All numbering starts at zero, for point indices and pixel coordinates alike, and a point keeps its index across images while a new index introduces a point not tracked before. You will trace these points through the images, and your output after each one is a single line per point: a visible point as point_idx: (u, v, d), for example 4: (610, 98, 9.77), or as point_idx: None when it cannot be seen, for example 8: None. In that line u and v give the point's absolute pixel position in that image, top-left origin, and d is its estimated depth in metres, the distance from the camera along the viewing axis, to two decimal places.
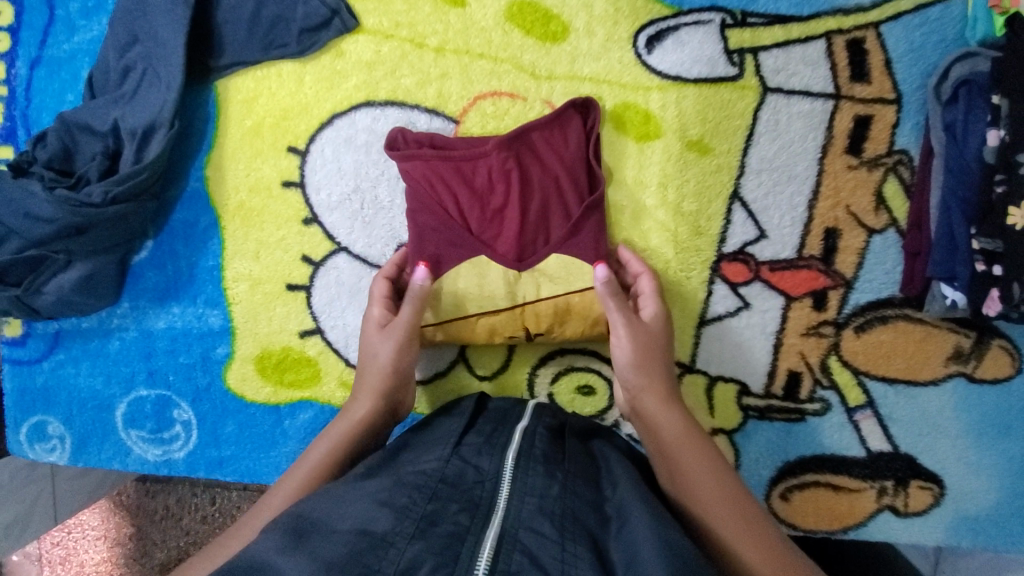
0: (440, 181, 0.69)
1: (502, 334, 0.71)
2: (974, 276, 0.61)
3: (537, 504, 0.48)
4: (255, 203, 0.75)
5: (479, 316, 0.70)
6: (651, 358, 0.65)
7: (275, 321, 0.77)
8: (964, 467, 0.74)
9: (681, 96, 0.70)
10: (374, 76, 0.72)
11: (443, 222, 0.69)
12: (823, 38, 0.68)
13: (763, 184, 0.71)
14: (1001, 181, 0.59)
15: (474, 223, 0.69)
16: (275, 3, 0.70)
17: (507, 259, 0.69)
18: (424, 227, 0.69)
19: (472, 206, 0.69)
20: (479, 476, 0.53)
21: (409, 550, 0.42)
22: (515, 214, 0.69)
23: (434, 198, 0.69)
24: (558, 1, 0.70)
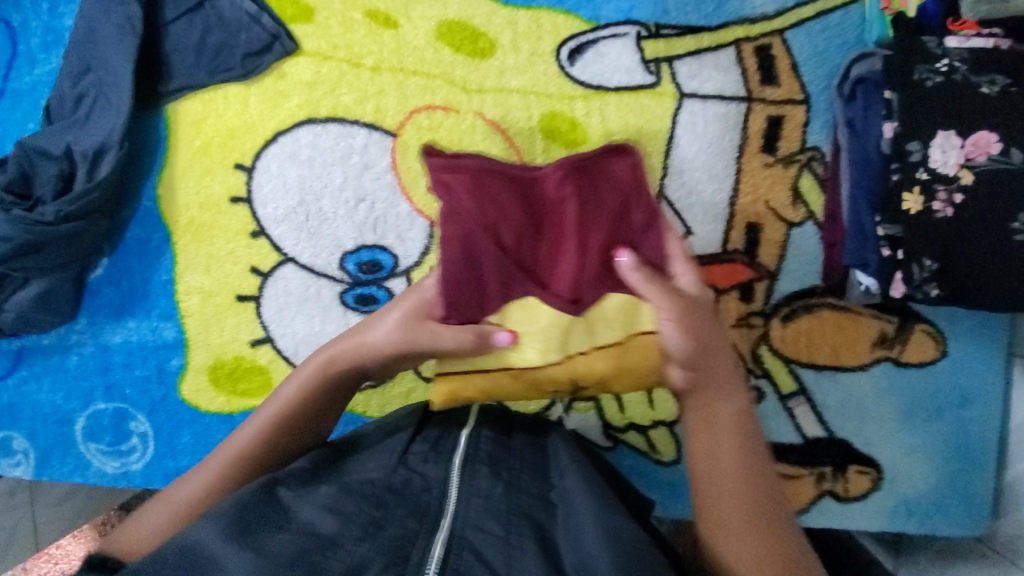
0: (485, 196, 0.53)
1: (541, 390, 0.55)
2: (881, 261, 0.64)
3: (484, 504, 0.49)
4: (205, 219, 0.79)
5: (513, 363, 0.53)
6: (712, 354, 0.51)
7: (227, 331, 0.80)
8: (898, 450, 0.75)
9: (604, 104, 0.74)
10: (315, 95, 0.77)
11: (479, 250, 0.52)
12: (732, 46, 0.73)
13: (686, 183, 0.74)
14: (896, 170, 0.62)
15: (513, 250, 0.53)
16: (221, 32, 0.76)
17: (559, 300, 0.52)
18: (450, 256, 0.52)
19: (511, 228, 0.53)
20: (425, 484, 0.52)
21: (358, 551, 0.43)
22: (572, 249, 0.53)
23: (468, 214, 0.52)
24: (484, 21, 0.75)
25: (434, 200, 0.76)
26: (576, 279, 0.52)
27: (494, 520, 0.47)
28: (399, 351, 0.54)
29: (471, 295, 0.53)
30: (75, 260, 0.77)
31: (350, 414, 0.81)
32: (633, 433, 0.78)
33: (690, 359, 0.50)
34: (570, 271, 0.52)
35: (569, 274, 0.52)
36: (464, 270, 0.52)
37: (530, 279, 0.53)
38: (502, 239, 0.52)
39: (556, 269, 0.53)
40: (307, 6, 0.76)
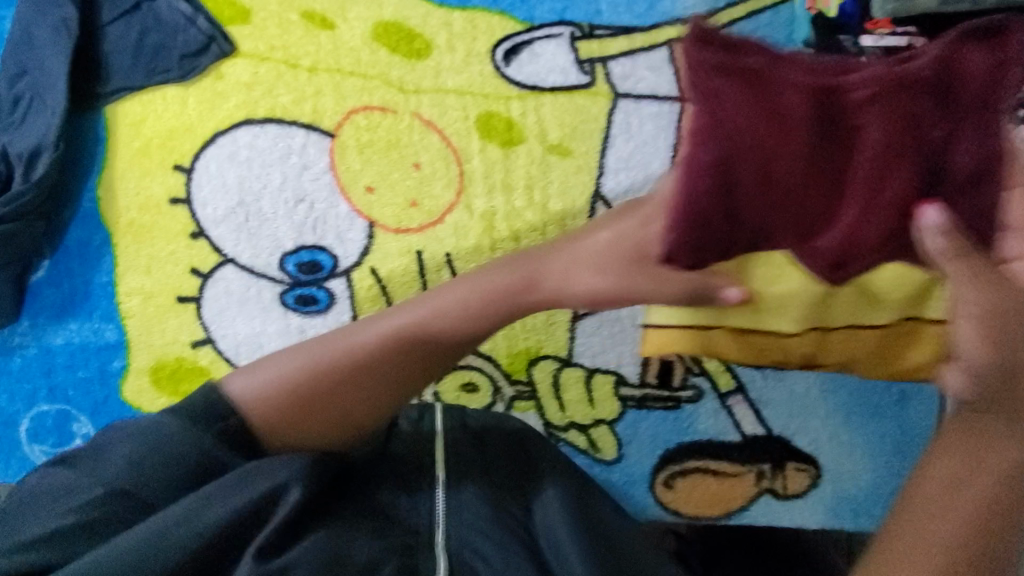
0: (738, 135, 0.51)
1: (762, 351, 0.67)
2: None
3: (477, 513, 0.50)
4: (145, 220, 0.79)
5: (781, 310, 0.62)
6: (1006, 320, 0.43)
7: (168, 332, 0.79)
8: (836, 447, 0.74)
9: (540, 104, 0.75)
10: (253, 95, 0.77)
11: (818, 193, 0.52)
12: (664, 46, 0.73)
13: (622, 183, 0.74)
14: None
15: (738, 203, 0.53)
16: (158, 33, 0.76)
17: (822, 266, 0.55)
18: (733, 184, 0.52)
19: (793, 176, 0.52)
20: (412, 505, 0.50)
21: (371, 549, 0.45)
22: (864, 191, 0.51)
23: (817, 160, 0.51)
24: (419, 22, 0.75)
25: (373, 200, 0.77)
26: (871, 244, 0.52)
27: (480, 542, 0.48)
28: (671, 264, 0.55)
29: (767, 222, 0.54)
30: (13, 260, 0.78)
31: None
32: (574, 432, 0.77)
33: (989, 371, 0.43)
34: (847, 245, 0.53)
35: (845, 235, 0.52)
36: (770, 207, 0.53)
37: (788, 230, 0.54)
38: (754, 182, 0.52)
39: (833, 220, 0.53)
40: (244, 7, 0.77)
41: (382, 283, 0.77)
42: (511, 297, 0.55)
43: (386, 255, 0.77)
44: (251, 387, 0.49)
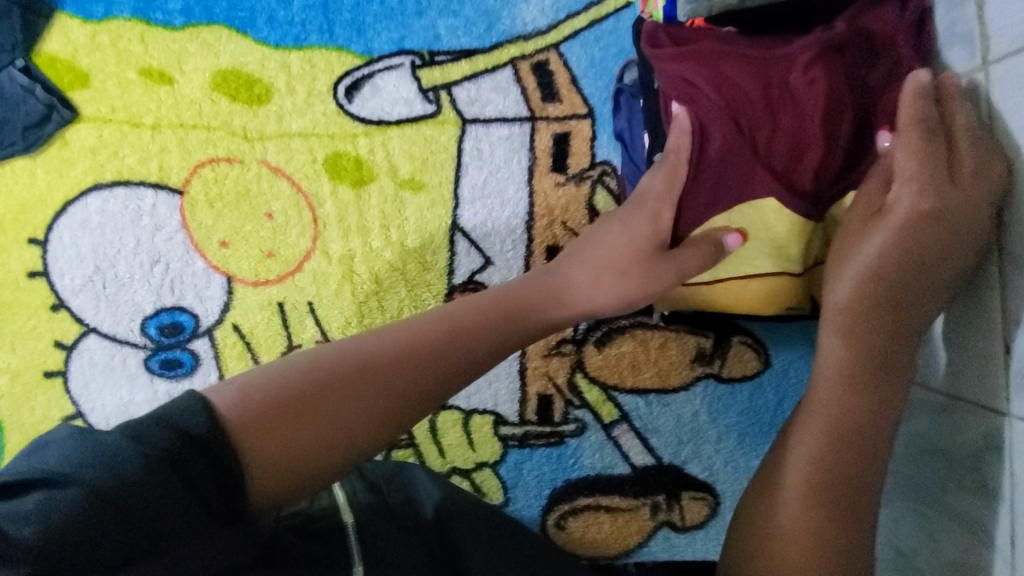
0: (727, 83, 0.53)
1: (778, 303, 0.60)
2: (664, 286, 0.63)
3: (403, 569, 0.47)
4: (4, 297, 0.76)
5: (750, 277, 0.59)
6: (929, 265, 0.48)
7: (38, 410, 0.77)
8: (732, 471, 0.70)
9: (388, 139, 0.71)
10: (99, 159, 0.74)
11: (789, 118, 0.52)
12: (509, 66, 0.69)
13: (479, 212, 0.71)
14: None
15: (712, 147, 0.55)
16: None
17: (802, 199, 0.53)
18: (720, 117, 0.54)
19: (767, 110, 0.52)
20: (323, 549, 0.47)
21: None
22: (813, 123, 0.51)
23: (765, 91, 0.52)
24: (257, 66, 0.72)
25: (228, 254, 0.74)
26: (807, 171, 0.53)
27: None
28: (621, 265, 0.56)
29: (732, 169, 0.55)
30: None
31: None
32: (458, 477, 0.73)
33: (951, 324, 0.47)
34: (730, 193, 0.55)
35: (814, 172, 0.52)
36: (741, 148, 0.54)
37: (744, 176, 0.54)
38: (710, 126, 0.54)
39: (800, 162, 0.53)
40: (82, 70, 0.74)
41: (246, 339, 0.74)
42: (529, 323, 0.53)
43: (247, 310, 0.74)
44: (238, 384, 0.40)
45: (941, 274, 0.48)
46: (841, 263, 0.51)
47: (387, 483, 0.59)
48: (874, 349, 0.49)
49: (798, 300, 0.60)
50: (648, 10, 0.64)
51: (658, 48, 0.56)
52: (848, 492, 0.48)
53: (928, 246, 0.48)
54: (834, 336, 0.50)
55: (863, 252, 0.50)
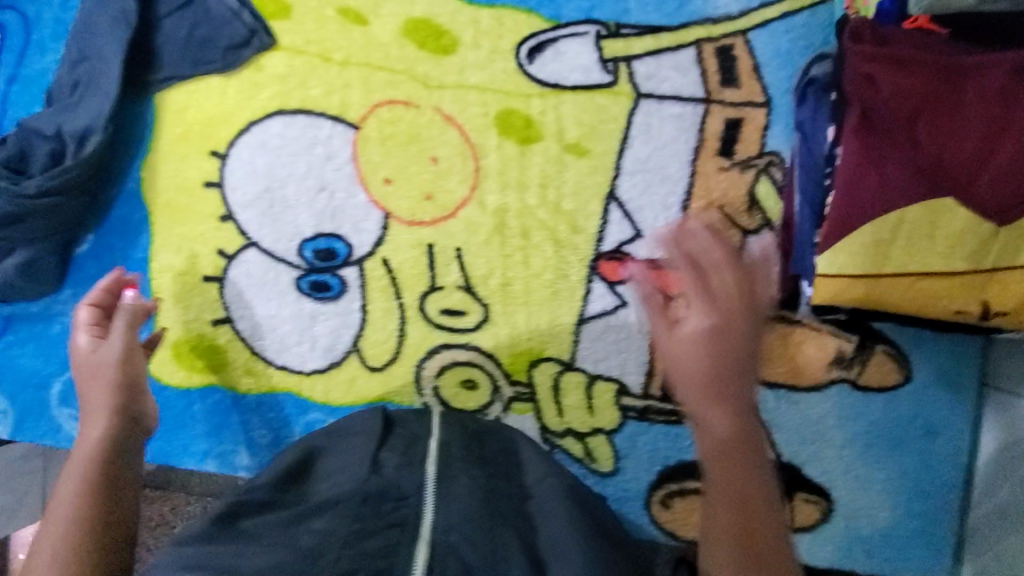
0: (919, 85, 0.53)
1: (940, 308, 0.55)
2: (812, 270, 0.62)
3: (461, 508, 0.55)
4: (180, 202, 0.83)
5: (917, 277, 0.55)
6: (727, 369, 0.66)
7: (192, 310, 0.83)
8: (853, 481, 0.69)
9: (560, 103, 0.74)
10: (287, 87, 0.80)
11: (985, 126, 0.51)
12: (693, 46, 0.71)
13: (637, 185, 0.72)
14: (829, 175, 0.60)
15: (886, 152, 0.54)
16: (207, 27, 0.81)
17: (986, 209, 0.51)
18: (907, 118, 0.53)
19: (927, 113, 0.52)
20: (400, 494, 0.56)
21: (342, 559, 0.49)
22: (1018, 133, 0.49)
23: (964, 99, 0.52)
24: (448, 19, 0.77)
25: (389, 192, 0.78)
26: (989, 181, 0.51)
27: (454, 525, 0.53)
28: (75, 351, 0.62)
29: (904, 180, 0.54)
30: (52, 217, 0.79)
31: (297, 398, 0.81)
32: (570, 439, 0.75)
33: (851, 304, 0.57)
34: (878, 199, 0.54)
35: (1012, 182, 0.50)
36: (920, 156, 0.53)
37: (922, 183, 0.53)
38: (878, 126, 0.54)
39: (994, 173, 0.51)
40: (287, 4, 0.80)
41: (393, 275, 0.78)
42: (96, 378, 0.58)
43: (398, 247, 0.78)
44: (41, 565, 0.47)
45: (737, 342, 0.68)
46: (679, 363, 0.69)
47: (484, 433, 0.70)
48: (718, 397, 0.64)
49: (961, 306, 0.55)
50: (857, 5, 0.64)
51: (857, 42, 0.55)
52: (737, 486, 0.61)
53: (705, 351, 0.67)
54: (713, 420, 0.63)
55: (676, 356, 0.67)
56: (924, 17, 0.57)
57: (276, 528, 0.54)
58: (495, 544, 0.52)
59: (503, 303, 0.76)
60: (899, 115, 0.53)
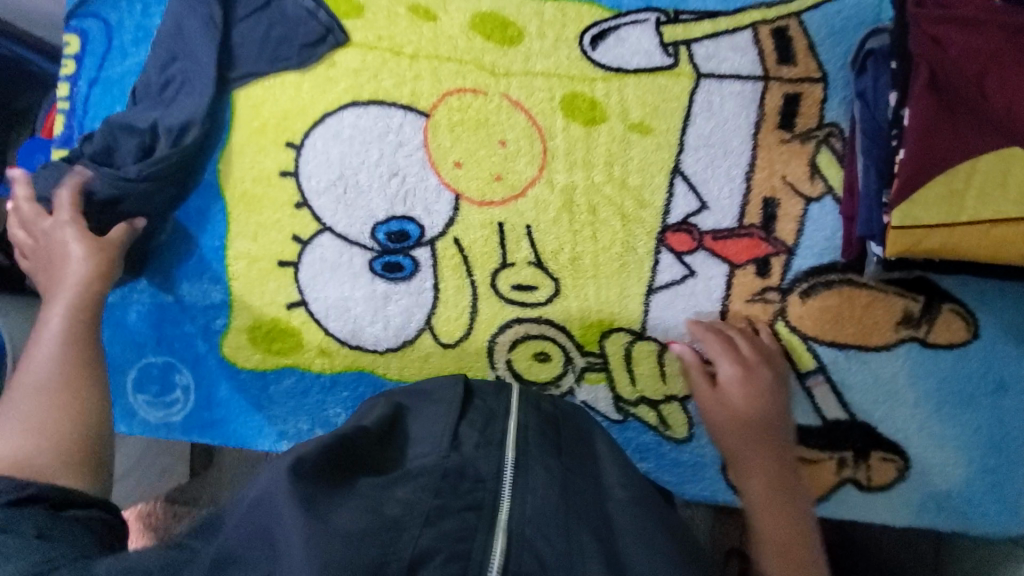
0: (983, 47, 0.57)
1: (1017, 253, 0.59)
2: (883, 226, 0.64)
3: (539, 503, 0.50)
4: (256, 191, 0.87)
5: (991, 223, 0.58)
6: (749, 425, 0.68)
7: (267, 294, 0.86)
8: (927, 439, 0.70)
9: (624, 85, 0.78)
10: (360, 80, 0.85)
11: None
12: (750, 28, 0.76)
13: (701, 159, 0.76)
14: (895, 136, 0.63)
15: (953, 111, 0.58)
16: (282, 25, 0.85)
17: None
18: (975, 79, 0.57)
19: (993, 70, 0.56)
20: (479, 475, 0.51)
21: (422, 537, 0.45)
22: None
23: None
24: (513, 11, 0.81)
25: (460, 174, 0.82)
26: None
27: (531, 517, 0.49)
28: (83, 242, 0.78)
29: (973, 136, 0.58)
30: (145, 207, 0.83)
31: (371, 375, 0.83)
32: (644, 407, 0.77)
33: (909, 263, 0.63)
34: (940, 158, 0.59)
35: None
36: (984, 113, 0.57)
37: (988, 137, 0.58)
38: (951, 86, 0.58)
39: None
40: (358, 3, 0.85)
41: (464, 253, 0.81)
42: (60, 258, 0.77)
43: (469, 226, 0.81)
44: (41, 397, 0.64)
45: (742, 390, 0.70)
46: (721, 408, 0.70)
47: (562, 418, 0.66)
48: (733, 433, 0.69)
49: None
50: None
51: (920, 9, 0.59)
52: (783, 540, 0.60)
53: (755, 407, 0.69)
54: (752, 475, 0.66)
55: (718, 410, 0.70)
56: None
57: (371, 484, 0.49)
58: (572, 545, 0.47)
59: (573, 277, 0.78)
60: (967, 76, 0.57)
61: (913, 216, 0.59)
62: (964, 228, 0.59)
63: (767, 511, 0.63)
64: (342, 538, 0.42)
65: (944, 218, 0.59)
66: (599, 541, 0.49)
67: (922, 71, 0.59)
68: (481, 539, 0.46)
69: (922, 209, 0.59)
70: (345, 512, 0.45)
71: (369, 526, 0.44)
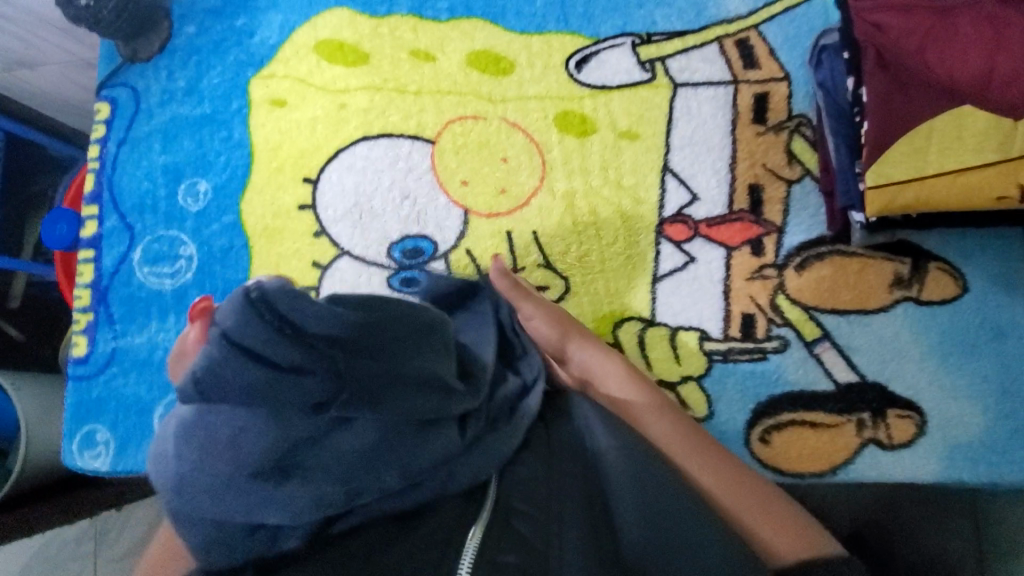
0: (910, 28, 0.65)
1: (983, 197, 0.66)
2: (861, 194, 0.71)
3: (526, 493, 0.52)
4: (277, 225, 0.92)
5: (957, 173, 0.65)
6: (574, 333, 0.76)
7: None
8: (939, 391, 0.73)
9: (609, 100, 0.87)
10: (369, 117, 0.93)
11: (963, 51, 0.63)
12: (716, 42, 0.85)
13: (687, 157, 0.83)
14: (858, 113, 0.71)
15: (903, 80, 0.65)
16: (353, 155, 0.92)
17: (998, 109, 0.62)
18: (909, 56, 0.65)
19: (926, 46, 0.64)
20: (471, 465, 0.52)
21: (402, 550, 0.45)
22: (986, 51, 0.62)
23: (942, 34, 0.64)
24: (504, 47, 0.91)
25: (467, 191, 0.88)
26: (995, 88, 0.62)
27: (522, 497, 0.51)
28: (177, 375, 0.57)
29: (927, 100, 0.65)
30: (237, 449, 0.44)
31: None
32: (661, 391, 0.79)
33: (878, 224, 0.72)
34: (903, 121, 0.66)
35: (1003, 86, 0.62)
36: (927, 82, 0.65)
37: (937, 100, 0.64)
38: (898, 59, 0.65)
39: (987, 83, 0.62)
40: (364, 52, 0.95)
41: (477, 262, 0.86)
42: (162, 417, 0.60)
43: (479, 237, 0.87)
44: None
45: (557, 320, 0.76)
46: (542, 333, 0.76)
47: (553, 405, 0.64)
48: (574, 352, 0.74)
49: (1002, 191, 0.65)
50: None
51: (861, 1, 0.68)
52: (669, 432, 0.64)
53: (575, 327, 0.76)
54: (613, 386, 0.70)
55: (543, 338, 0.76)
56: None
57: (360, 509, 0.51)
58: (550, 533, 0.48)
59: (582, 274, 0.83)
60: (905, 53, 0.65)
61: (884, 176, 0.67)
62: (933, 179, 0.66)
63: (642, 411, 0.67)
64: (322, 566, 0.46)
65: (914, 175, 0.66)
66: (590, 525, 0.49)
67: (872, 50, 0.67)
68: (460, 539, 0.48)
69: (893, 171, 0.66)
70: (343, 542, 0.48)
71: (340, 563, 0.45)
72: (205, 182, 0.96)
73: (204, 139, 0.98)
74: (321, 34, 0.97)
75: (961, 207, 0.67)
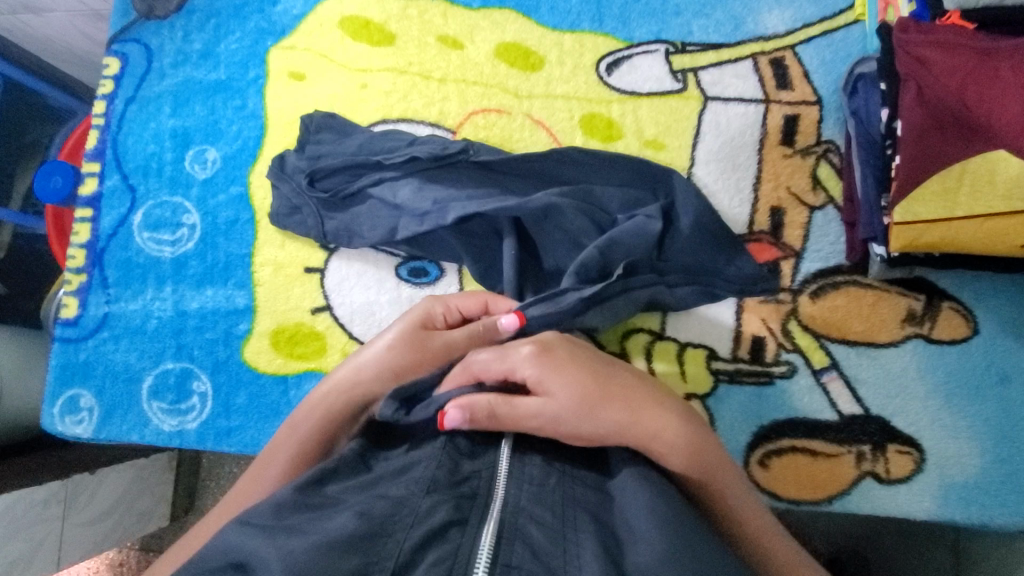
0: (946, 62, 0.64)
1: (1006, 242, 0.66)
2: (886, 226, 0.72)
3: (537, 493, 0.46)
4: None
5: (984, 217, 0.65)
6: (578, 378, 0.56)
7: (292, 299, 0.87)
8: (940, 430, 0.73)
9: (637, 106, 0.85)
10: (390, 100, 0.90)
11: (992, 90, 0.61)
12: (750, 58, 0.85)
13: (712, 172, 0.82)
14: (890, 145, 0.71)
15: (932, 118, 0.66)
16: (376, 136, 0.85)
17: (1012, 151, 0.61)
18: (940, 92, 0.64)
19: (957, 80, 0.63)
20: (475, 466, 0.50)
21: (411, 539, 0.41)
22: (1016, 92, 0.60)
23: (977, 70, 0.63)
24: (535, 42, 0.90)
25: None
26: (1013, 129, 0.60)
27: (532, 497, 0.46)
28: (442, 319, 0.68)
29: (953, 142, 0.65)
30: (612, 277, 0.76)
31: None
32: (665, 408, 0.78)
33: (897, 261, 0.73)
34: (927, 160, 0.66)
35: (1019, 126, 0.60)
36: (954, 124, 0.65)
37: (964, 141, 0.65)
38: (932, 95, 0.65)
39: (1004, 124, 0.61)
40: (391, 33, 0.92)
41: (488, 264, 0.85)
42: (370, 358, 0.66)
43: None
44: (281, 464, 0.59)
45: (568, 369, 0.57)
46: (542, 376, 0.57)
47: None
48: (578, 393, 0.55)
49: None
50: (888, 14, 0.79)
51: (906, 33, 0.68)
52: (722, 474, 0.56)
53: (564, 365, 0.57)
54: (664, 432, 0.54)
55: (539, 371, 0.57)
56: (955, 13, 0.68)
57: (353, 493, 0.46)
58: (569, 524, 0.43)
59: None
60: (935, 90, 0.65)
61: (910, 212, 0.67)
62: (960, 222, 0.66)
63: (687, 448, 0.54)
64: (319, 546, 0.39)
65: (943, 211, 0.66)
66: (605, 532, 0.44)
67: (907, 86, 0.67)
68: (470, 531, 0.43)
69: (921, 208, 0.67)
70: (336, 520, 0.42)
71: (356, 533, 0.40)
72: (214, 150, 0.93)
73: (217, 106, 0.94)
74: (347, 9, 0.94)
75: (984, 249, 0.68)
